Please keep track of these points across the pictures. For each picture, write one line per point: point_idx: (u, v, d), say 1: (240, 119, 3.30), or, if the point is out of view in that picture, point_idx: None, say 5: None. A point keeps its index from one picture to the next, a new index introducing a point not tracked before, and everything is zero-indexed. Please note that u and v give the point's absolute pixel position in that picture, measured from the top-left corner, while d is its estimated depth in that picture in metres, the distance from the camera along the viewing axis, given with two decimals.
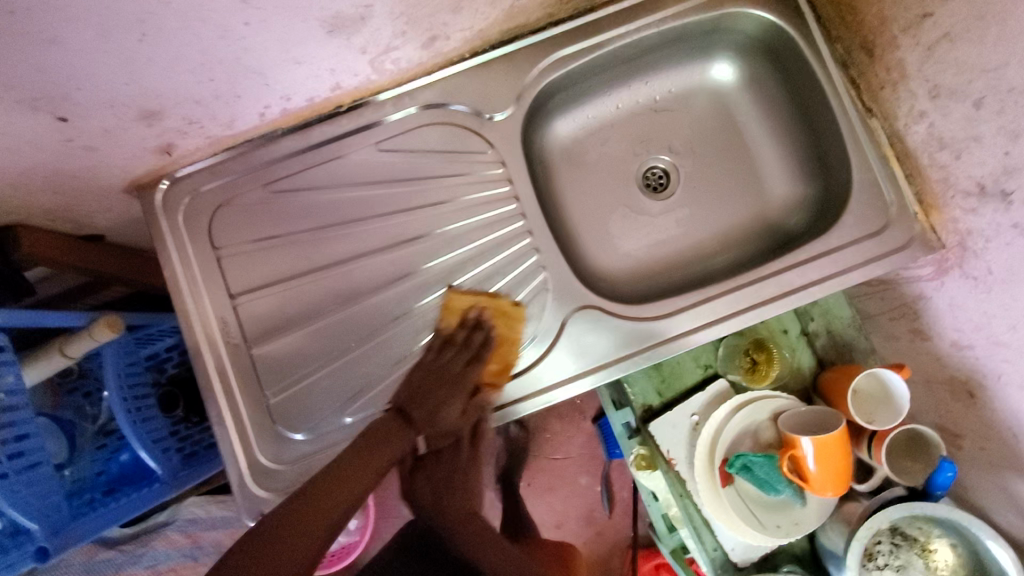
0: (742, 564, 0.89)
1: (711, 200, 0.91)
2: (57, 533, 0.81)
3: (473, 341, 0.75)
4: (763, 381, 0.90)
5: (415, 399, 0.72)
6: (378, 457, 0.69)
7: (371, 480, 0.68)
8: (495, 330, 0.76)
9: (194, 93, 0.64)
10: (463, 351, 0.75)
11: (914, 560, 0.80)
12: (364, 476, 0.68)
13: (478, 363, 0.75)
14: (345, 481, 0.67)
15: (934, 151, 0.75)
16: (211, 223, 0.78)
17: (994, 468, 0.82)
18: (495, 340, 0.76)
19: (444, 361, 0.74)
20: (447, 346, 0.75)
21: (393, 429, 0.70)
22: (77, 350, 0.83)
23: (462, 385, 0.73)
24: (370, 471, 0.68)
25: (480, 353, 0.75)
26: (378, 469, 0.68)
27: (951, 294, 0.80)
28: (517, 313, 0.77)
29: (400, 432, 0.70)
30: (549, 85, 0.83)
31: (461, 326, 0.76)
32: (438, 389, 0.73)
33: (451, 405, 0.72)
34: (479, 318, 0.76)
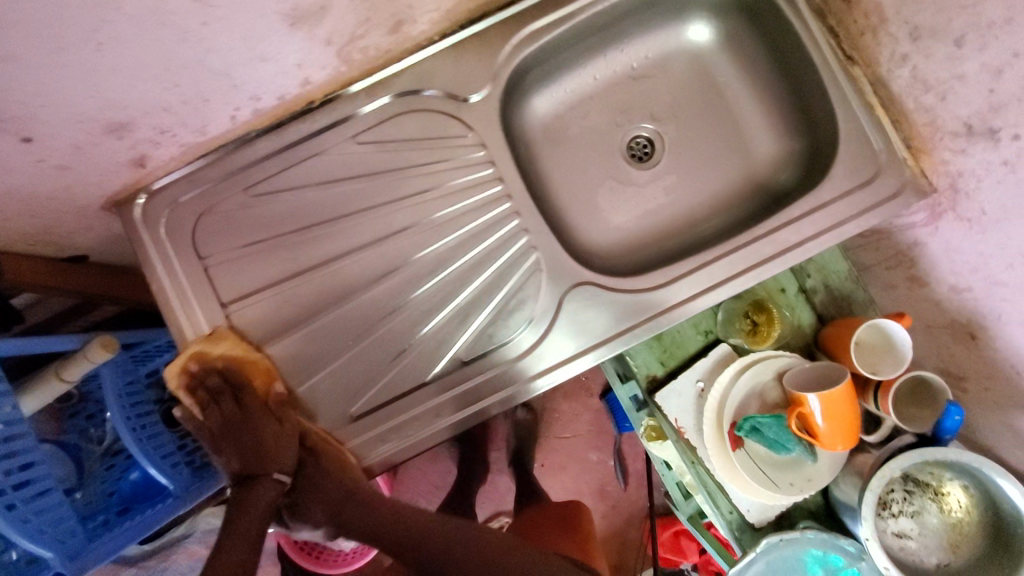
0: (759, 525, 0.88)
1: (697, 165, 0.90)
2: (73, 557, 0.82)
3: (215, 387, 0.73)
4: (765, 342, 0.90)
5: (243, 452, 0.71)
6: (256, 510, 0.69)
7: (255, 529, 0.68)
8: (219, 362, 0.73)
9: (162, 101, 0.63)
10: (223, 393, 0.73)
11: (928, 505, 0.81)
12: (251, 526, 0.68)
13: (235, 393, 0.73)
14: (237, 544, 0.67)
15: (918, 94, 0.74)
16: (194, 233, 0.77)
17: (1000, 407, 0.83)
18: (233, 364, 0.74)
19: (224, 416, 0.73)
20: (218, 400, 0.74)
21: (247, 492, 0.69)
22: (75, 373, 0.82)
23: (249, 416, 0.72)
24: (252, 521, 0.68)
25: (234, 384, 0.73)
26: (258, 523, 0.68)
27: (946, 238, 0.79)
28: (221, 334, 0.75)
29: (255, 489, 0.70)
30: (522, 62, 0.81)
31: (198, 386, 0.73)
32: (250, 434, 0.72)
33: (261, 432, 0.72)
34: (201, 372, 0.73)
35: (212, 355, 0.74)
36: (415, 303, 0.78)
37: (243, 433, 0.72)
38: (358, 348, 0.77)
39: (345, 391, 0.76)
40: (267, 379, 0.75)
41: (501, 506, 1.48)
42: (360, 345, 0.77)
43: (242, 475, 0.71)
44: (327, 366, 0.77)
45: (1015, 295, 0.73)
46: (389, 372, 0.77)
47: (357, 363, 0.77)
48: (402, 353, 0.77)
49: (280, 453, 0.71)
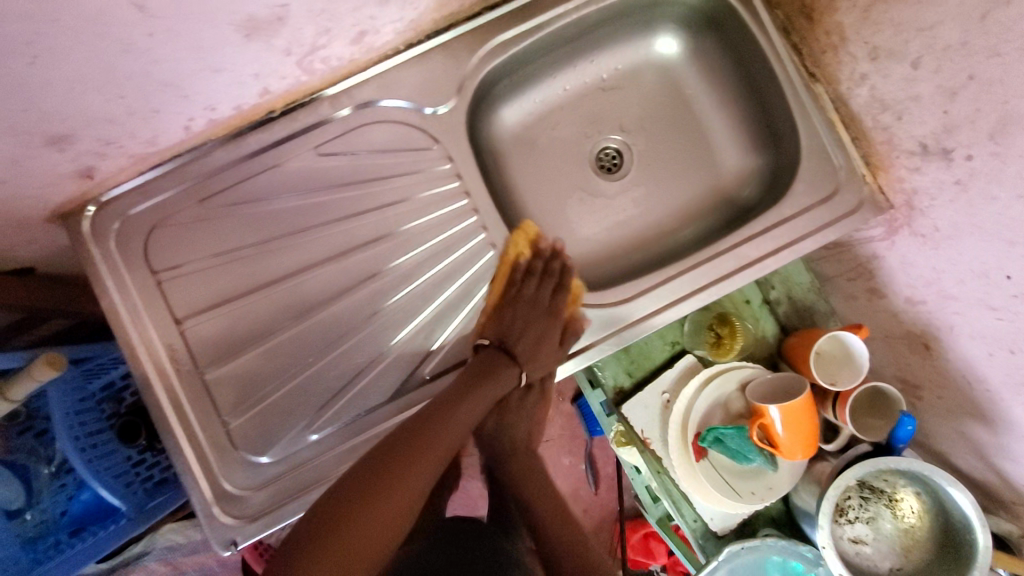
0: (722, 533, 0.90)
1: (667, 176, 0.91)
2: None
3: (552, 269, 0.77)
4: (728, 355, 0.90)
5: (515, 332, 0.73)
6: (489, 389, 0.69)
7: (470, 419, 0.67)
8: (571, 260, 0.78)
9: (106, 112, 0.60)
10: (549, 281, 0.77)
11: (882, 511, 0.84)
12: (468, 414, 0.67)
13: (564, 290, 0.76)
14: (469, 412, 0.67)
15: (877, 113, 0.75)
16: (146, 246, 0.74)
17: (953, 415, 0.86)
18: (575, 269, 0.78)
19: (536, 295, 0.75)
20: (529, 275, 0.77)
21: (498, 361, 0.72)
22: (20, 393, 0.78)
23: (555, 313, 0.75)
24: (467, 411, 0.67)
25: (563, 280, 0.77)
26: (483, 404, 0.69)
27: (903, 253, 0.81)
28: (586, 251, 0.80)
29: (507, 370, 0.71)
30: (490, 73, 0.80)
31: (536, 257, 0.78)
32: (527, 321, 0.74)
33: (544, 334, 0.74)
34: (553, 246, 0.78)
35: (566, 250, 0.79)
36: (379, 317, 0.76)
37: (534, 315, 0.75)
38: (321, 364, 0.75)
39: (305, 410, 0.74)
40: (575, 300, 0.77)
41: (473, 511, 1.48)
42: (323, 361, 0.75)
43: (508, 348, 0.73)
44: (288, 384, 0.75)
45: (965, 309, 0.76)
46: (352, 390, 0.75)
47: (321, 380, 0.75)
48: (365, 369, 0.75)
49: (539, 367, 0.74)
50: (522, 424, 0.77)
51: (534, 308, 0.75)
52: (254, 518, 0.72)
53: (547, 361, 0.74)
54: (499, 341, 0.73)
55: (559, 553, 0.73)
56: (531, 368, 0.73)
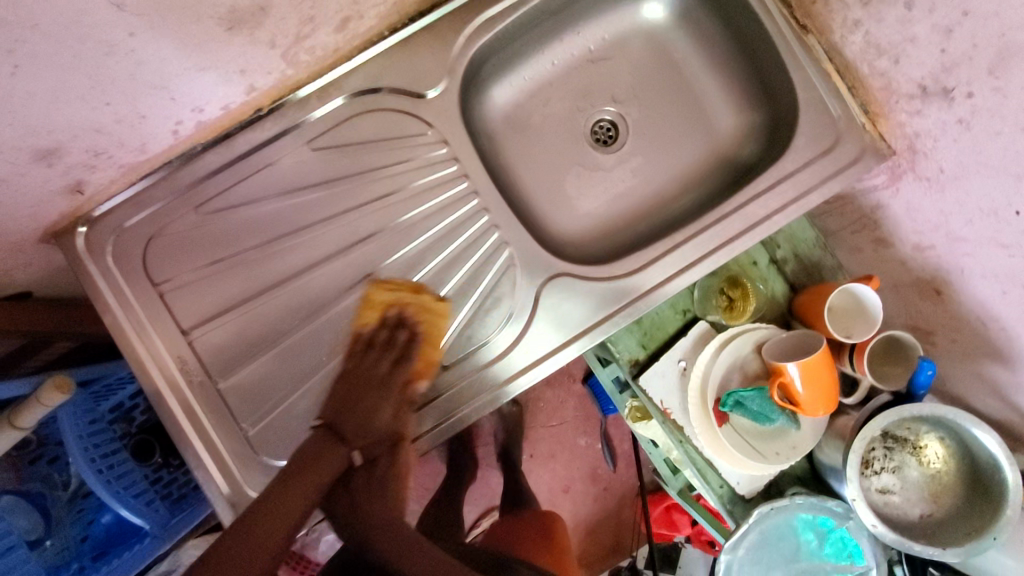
0: (749, 496, 0.90)
1: (663, 144, 0.90)
2: None
3: (394, 340, 0.69)
4: (742, 317, 0.90)
5: (343, 412, 0.66)
6: (319, 478, 0.64)
7: (302, 506, 0.64)
8: (420, 327, 0.70)
9: (94, 121, 0.58)
10: (388, 352, 0.69)
11: (907, 459, 0.84)
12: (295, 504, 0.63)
13: (404, 363, 0.68)
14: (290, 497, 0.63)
15: (872, 59, 0.74)
16: (145, 258, 0.72)
17: (968, 357, 0.86)
18: (423, 336, 0.70)
19: (376, 368, 0.68)
20: (371, 349, 0.69)
21: (323, 446, 0.65)
22: (29, 419, 0.76)
23: (391, 388, 0.67)
24: (297, 497, 0.63)
25: (409, 354, 0.69)
26: (308, 494, 0.64)
27: (907, 198, 0.81)
28: (441, 308, 0.71)
29: (332, 451, 0.65)
30: (478, 52, 0.78)
31: (383, 327, 0.70)
32: (359, 399, 0.67)
33: (382, 411, 0.67)
34: (400, 314, 0.70)
35: (414, 313, 0.70)
36: None
37: (369, 391, 0.67)
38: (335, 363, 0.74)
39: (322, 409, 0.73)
40: (420, 372, 0.70)
41: (494, 500, 1.48)
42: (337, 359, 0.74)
43: (337, 430, 0.66)
44: (303, 385, 0.74)
45: (976, 249, 0.75)
46: None
47: None
48: None
49: (371, 443, 0.67)
50: (376, 497, 0.67)
51: (359, 385, 0.67)
52: None
53: (379, 434, 0.67)
54: (331, 423, 0.66)
55: None
56: (366, 446, 0.66)
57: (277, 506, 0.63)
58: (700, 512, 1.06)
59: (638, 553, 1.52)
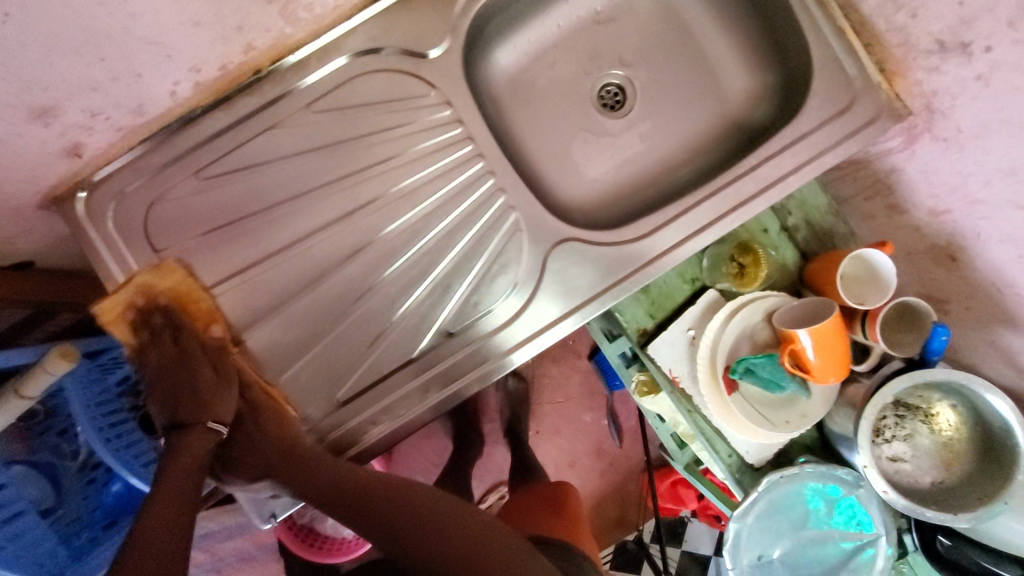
0: (758, 465, 0.90)
1: (671, 108, 0.87)
2: None
3: (156, 327, 0.71)
4: (753, 284, 0.88)
5: (172, 404, 0.68)
6: (190, 461, 0.65)
7: (192, 479, 0.63)
8: (163, 297, 0.71)
9: (89, 78, 0.57)
10: (166, 333, 0.71)
11: (919, 427, 0.83)
12: (181, 481, 0.63)
13: (180, 331, 0.71)
14: (170, 478, 0.62)
15: (889, 14, 0.72)
16: (147, 224, 0.71)
17: (981, 323, 0.84)
18: (176, 302, 0.71)
19: (161, 361, 0.69)
20: (155, 342, 0.71)
21: (178, 441, 0.66)
22: (36, 388, 0.75)
23: (190, 354, 0.69)
24: (184, 484, 0.63)
25: (178, 325, 0.71)
26: (191, 474, 0.64)
27: (924, 160, 0.78)
28: (173, 268, 0.71)
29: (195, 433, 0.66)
30: (480, 11, 0.76)
31: (138, 327, 0.71)
32: (184, 378, 0.68)
33: (205, 377, 0.68)
34: (143, 308, 0.71)
35: (154, 290, 0.71)
36: (392, 278, 0.74)
37: (175, 374, 0.69)
38: (338, 330, 0.73)
39: (329, 375, 0.73)
40: (207, 321, 0.72)
41: (501, 475, 1.49)
42: (340, 326, 0.74)
43: (174, 422, 0.67)
44: (308, 351, 0.73)
45: (994, 212, 0.73)
46: (372, 352, 0.74)
47: (340, 345, 0.73)
48: (384, 331, 0.74)
49: (219, 403, 0.68)
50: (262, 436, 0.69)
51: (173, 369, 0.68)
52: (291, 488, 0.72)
53: (225, 392, 0.69)
54: (172, 423, 0.67)
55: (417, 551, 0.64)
56: (212, 411, 0.67)
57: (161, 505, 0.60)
58: (707, 485, 1.05)
59: (644, 527, 1.55)
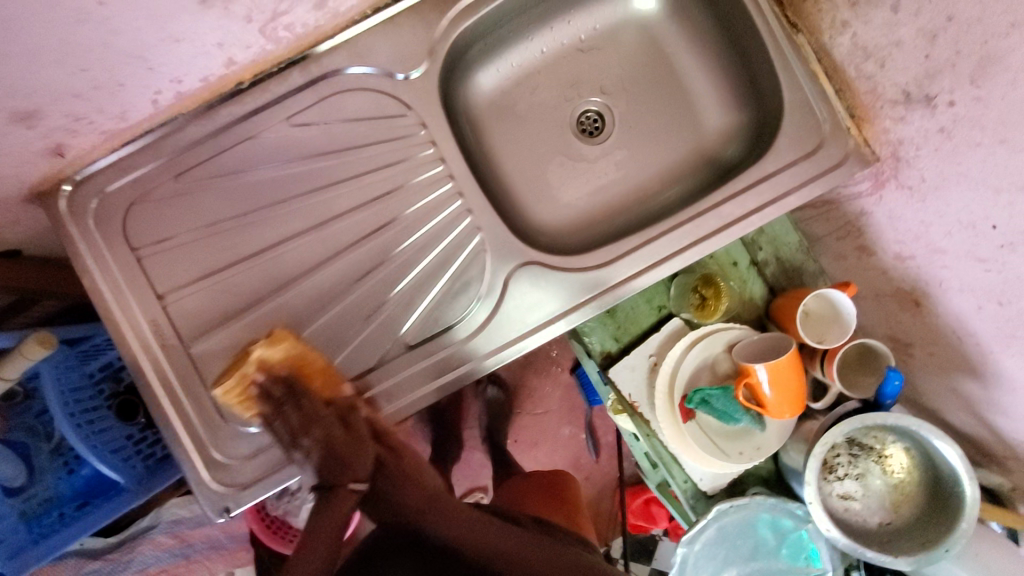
0: (712, 492, 0.91)
1: (648, 138, 0.89)
2: (13, 556, 0.84)
3: (280, 397, 0.69)
4: (714, 315, 0.90)
5: (319, 462, 0.67)
6: (339, 520, 0.64)
7: (335, 533, 0.63)
8: (280, 369, 0.70)
9: (70, 86, 0.59)
10: (291, 404, 0.69)
11: (871, 467, 0.84)
12: (334, 523, 0.64)
13: (304, 399, 0.69)
14: (331, 513, 0.64)
15: (859, 62, 0.73)
16: (125, 222, 0.74)
17: (943, 370, 0.85)
18: (286, 377, 0.70)
19: (296, 425, 0.69)
20: (282, 408, 0.70)
21: (326, 504, 0.64)
22: (15, 369, 0.79)
23: (324, 416, 0.68)
24: (342, 516, 0.64)
25: (298, 393, 0.69)
26: (334, 535, 0.63)
27: (890, 206, 0.79)
28: (279, 336, 0.72)
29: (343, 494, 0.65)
30: (461, 36, 0.78)
31: (265, 397, 0.70)
32: (320, 442, 0.67)
33: (331, 434, 0.68)
34: (263, 384, 0.70)
35: (270, 364, 0.70)
36: (359, 289, 0.77)
37: (320, 437, 0.67)
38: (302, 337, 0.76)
39: None
40: (325, 381, 0.71)
41: (476, 482, 1.51)
42: (304, 333, 0.76)
43: (324, 482, 0.66)
44: None
45: (954, 262, 0.74)
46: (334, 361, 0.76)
47: None
48: (346, 340, 0.76)
49: (358, 462, 0.67)
50: (400, 484, 0.69)
51: (306, 436, 0.68)
52: (247, 484, 0.74)
53: (362, 451, 0.68)
54: (317, 487, 0.66)
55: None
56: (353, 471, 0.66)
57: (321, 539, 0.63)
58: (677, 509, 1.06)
59: (614, 544, 1.56)
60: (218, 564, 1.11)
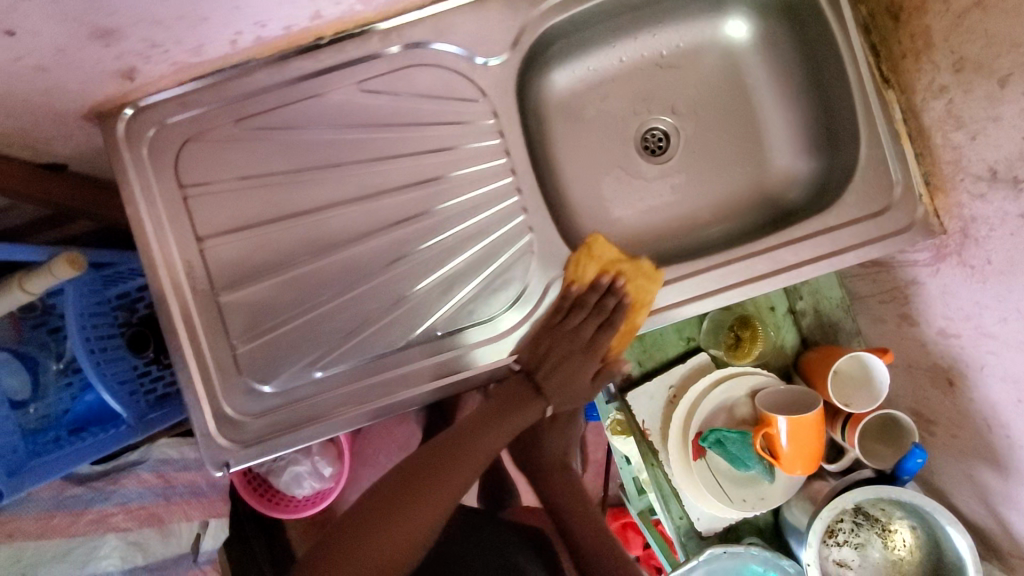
0: (706, 534, 0.89)
1: (711, 167, 0.87)
2: (11, 474, 0.79)
3: (606, 304, 0.77)
4: (745, 358, 0.89)
5: (546, 363, 0.76)
6: (507, 420, 0.76)
7: (502, 437, 0.76)
8: (630, 295, 0.77)
9: (157, 13, 0.58)
10: (597, 316, 0.77)
11: (873, 539, 0.81)
12: (494, 437, 0.76)
13: (611, 329, 0.77)
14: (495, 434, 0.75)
15: (948, 130, 0.72)
16: (178, 159, 0.74)
17: (963, 455, 0.83)
18: (629, 308, 0.77)
19: (576, 330, 0.76)
20: (589, 309, 0.77)
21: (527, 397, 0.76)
22: (38, 286, 0.77)
23: (597, 353, 0.77)
24: (497, 435, 0.76)
25: (615, 319, 0.77)
26: (507, 430, 0.76)
27: (945, 282, 0.78)
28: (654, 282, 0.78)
29: (530, 400, 0.76)
30: (549, 30, 0.77)
31: (592, 290, 0.77)
32: (565, 354, 0.76)
33: (577, 365, 0.77)
34: (612, 283, 0.77)
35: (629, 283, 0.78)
36: (399, 267, 0.75)
37: (569, 351, 0.76)
38: (333, 304, 0.75)
39: (315, 345, 0.75)
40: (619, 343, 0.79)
41: None
42: (336, 300, 0.75)
43: (539, 381, 0.76)
44: (300, 316, 0.75)
45: (1002, 350, 0.73)
46: (360, 334, 0.75)
47: (331, 319, 0.75)
48: (378, 315, 0.75)
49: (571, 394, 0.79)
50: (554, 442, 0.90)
51: (553, 342, 0.75)
52: (251, 443, 0.73)
53: (581, 373, 0.78)
54: (528, 372, 0.75)
55: (584, 542, 0.85)
56: (559, 398, 0.78)
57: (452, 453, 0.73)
58: (654, 537, 1.13)
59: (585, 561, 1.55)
60: (195, 512, 1.07)
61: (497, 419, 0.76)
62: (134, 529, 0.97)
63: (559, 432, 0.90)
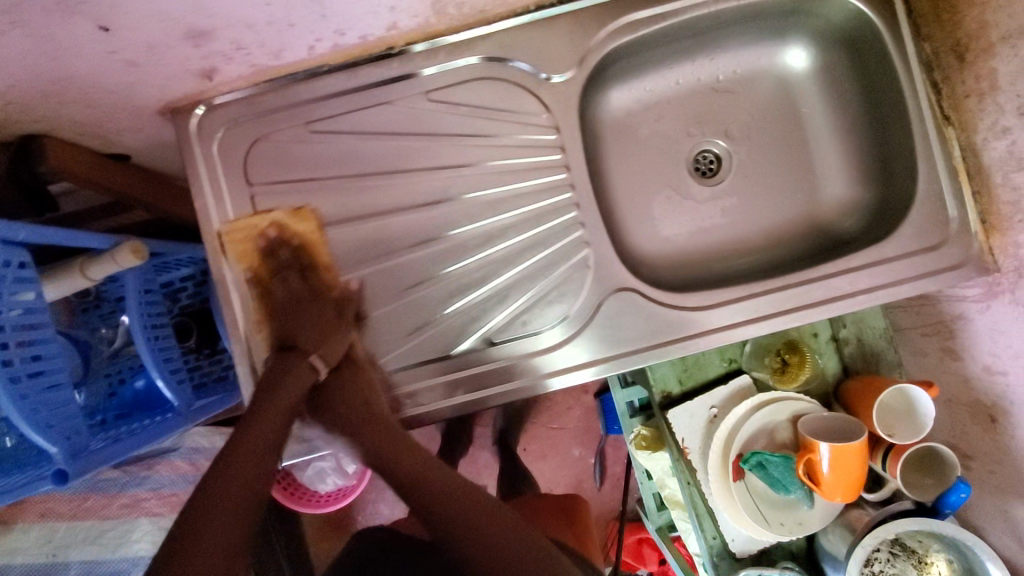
0: (739, 556, 0.89)
1: (761, 192, 0.88)
2: (77, 456, 0.72)
3: (285, 261, 0.76)
4: (791, 383, 0.89)
5: (289, 328, 0.74)
6: (280, 398, 0.70)
7: (280, 418, 0.69)
8: (296, 236, 0.76)
9: (249, 16, 0.60)
10: (288, 272, 0.76)
11: (909, 569, 0.80)
12: (269, 424, 0.68)
13: (307, 276, 0.76)
14: (265, 416, 0.68)
15: (1010, 170, 0.72)
16: (248, 158, 0.76)
17: (997, 492, 0.81)
18: (304, 247, 0.76)
19: (285, 291, 0.75)
20: (282, 272, 0.76)
21: (284, 366, 0.71)
22: (100, 273, 0.77)
23: (310, 297, 0.75)
24: (275, 417, 0.69)
25: (304, 266, 0.76)
26: (284, 408, 0.70)
27: (995, 320, 0.77)
28: (307, 216, 0.76)
29: (294, 369, 0.71)
30: (614, 50, 0.78)
31: (268, 258, 0.76)
32: (297, 316, 0.74)
33: (305, 317, 0.74)
34: (279, 237, 0.76)
35: (291, 229, 0.76)
36: (454, 274, 0.77)
37: (294, 314, 0.75)
38: (388, 307, 0.76)
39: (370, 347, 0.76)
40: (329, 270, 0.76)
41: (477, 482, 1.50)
42: (390, 304, 0.76)
43: (289, 345, 0.73)
44: (358, 319, 0.76)
45: None
46: (416, 337, 0.76)
47: (388, 322, 0.76)
48: (431, 322, 0.77)
49: (331, 343, 0.74)
50: (351, 392, 0.74)
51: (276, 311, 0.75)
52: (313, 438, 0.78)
53: (318, 319, 0.74)
54: (284, 346, 0.73)
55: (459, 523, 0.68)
56: (316, 349, 0.73)
57: (234, 483, 0.64)
58: (673, 553, 1.16)
59: None
60: None
61: (258, 406, 0.69)
62: (165, 514, 0.96)
63: (351, 376, 0.75)
